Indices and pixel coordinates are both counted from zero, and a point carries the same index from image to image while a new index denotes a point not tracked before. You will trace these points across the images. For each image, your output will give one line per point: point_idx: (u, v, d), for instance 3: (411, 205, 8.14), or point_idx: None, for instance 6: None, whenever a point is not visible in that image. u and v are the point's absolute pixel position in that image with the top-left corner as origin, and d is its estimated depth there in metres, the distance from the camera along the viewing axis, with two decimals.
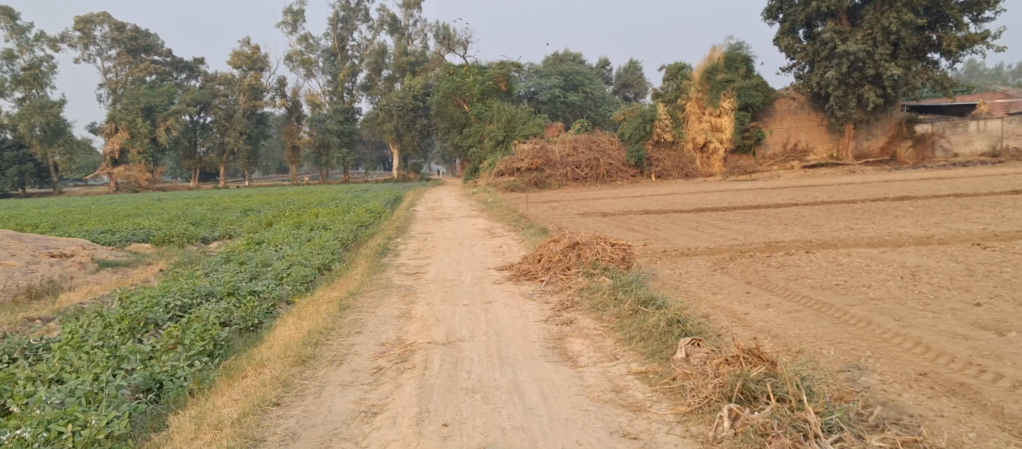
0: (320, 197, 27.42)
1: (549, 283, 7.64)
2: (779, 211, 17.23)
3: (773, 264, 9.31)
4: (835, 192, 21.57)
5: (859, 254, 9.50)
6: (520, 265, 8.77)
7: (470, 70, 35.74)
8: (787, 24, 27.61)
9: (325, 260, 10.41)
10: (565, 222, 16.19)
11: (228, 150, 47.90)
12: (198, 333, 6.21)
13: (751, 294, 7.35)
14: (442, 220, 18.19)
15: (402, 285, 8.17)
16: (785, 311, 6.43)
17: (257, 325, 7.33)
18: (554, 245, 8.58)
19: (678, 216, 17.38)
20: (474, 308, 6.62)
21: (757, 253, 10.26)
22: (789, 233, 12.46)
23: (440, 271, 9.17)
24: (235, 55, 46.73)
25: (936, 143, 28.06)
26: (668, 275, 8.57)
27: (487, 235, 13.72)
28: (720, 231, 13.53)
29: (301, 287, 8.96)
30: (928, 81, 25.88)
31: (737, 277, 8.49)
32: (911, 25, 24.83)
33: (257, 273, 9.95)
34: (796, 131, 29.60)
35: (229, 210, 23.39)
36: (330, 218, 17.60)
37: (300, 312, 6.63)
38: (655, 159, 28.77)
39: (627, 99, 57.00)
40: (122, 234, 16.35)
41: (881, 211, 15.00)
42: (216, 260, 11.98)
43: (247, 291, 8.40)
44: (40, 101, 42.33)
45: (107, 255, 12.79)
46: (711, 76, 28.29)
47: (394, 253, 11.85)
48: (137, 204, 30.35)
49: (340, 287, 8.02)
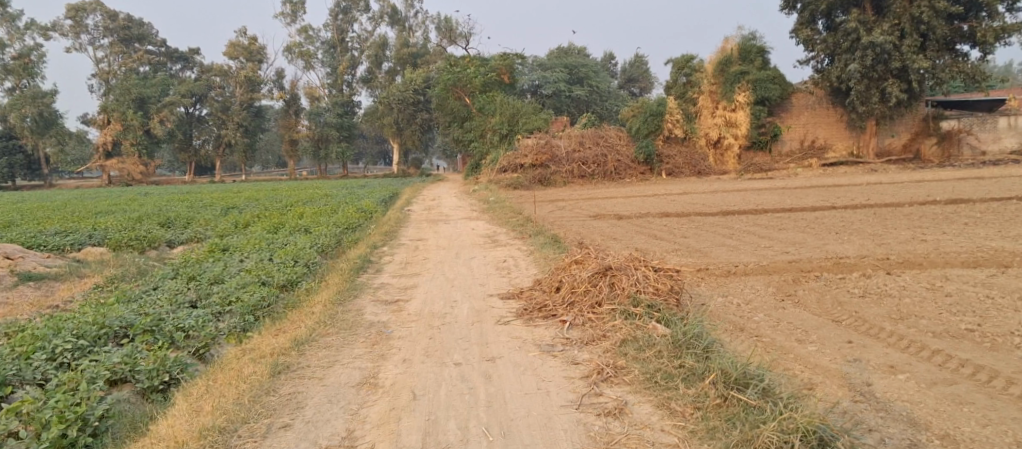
0: (312, 193, 25.46)
1: (573, 326, 5.65)
2: (821, 215, 15.17)
3: (856, 292, 7.27)
4: (871, 193, 19.47)
5: (962, 278, 7.42)
6: (532, 293, 6.74)
7: (472, 61, 33.96)
8: (806, 15, 25.48)
9: (290, 276, 8.40)
10: (574, 227, 14.15)
11: (223, 144, 45.87)
12: (56, 408, 4.23)
13: (856, 347, 5.20)
14: (438, 223, 16.17)
15: (375, 325, 6.06)
16: (928, 381, 4.31)
17: (174, 380, 5.38)
18: (577, 270, 6.49)
19: (706, 220, 15.37)
20: (470, 372, 4.59)
21: (825, 274, 8.27)
22: (850, 245, 10.42)
23: (427, 301, 7.07)
24: (231, 46, 44.75)
25: (963, 140, 25.99)
26: (724, 309, 6.58)
27: (489, 243, 11.73)
28: (762, 241, 11.57)
29: (249, 321, 6.92)
30: (959, 75, 23.64)
31: (818, 314, 6.45)
32: (943, 14, 22.88)
33: (199, 297, 7.93)
34: (814, 127, 27.46)
35: (208, 208, 21.32)
36: (314, 218, 15.59)
37: (214, 379, 4.65)
38: (665, 156, 26.58)
39: (633, 95, 54.88)
40: (75, 236, 14.35)
41: (944, 217, 12.95)
42: (162, 273, 9.92)
43: (174, 328, 6.41)
44: (31, 90, 40.01)
45: (37, 266, 10.65)
46: (725, 69, 26.34)
47: (374, 269, 9.76)
48: (119, 199, 28.25)
49: (295, 325, 6.02)
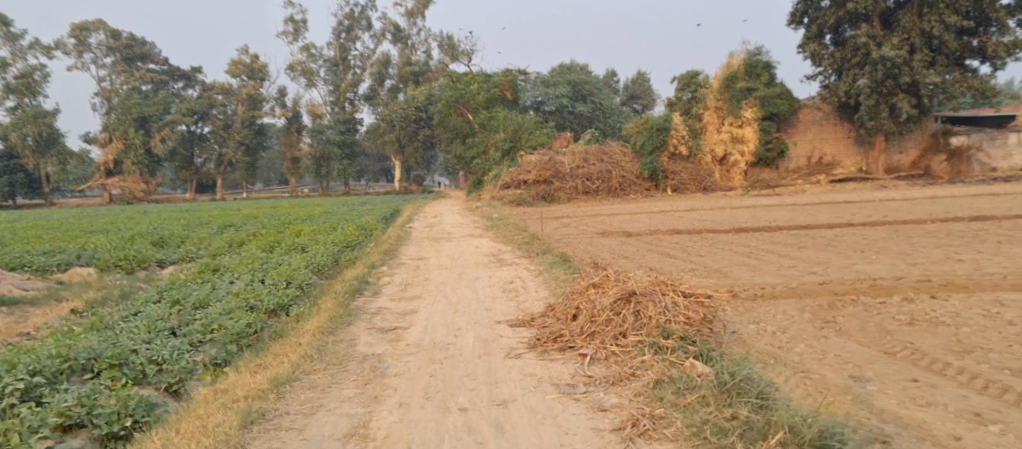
0: (311, 211, 24.77)
1: (595, 360, 5.01)
2: (840, 233, 14.51)
3: (903, 319, 6.53)
4: (886, 210, 18.81)
5: (1019, 305, 6.67)
6: (544, 321, 6.06)
7: (475, 77, 33.42)
8: (813, 28, 24.86)
9: (280, 300, 7.72)
10: (582, 246, 13.46)
11: (225, 162, 45.26)
12: None
13: (924, 387, 4.50)
14: (439, 241, 15.49)
15: (368, 358, 5.33)
16: None
17: (139, 423, 4.69)
18: (596, 295, 5.80)
19: (720, 239, 14.69)
20: (477, 422, 3.97)
21: (864, 299, 7.54)
22: (880, 265, 9.66)
23: (426, 330, 6.34)
24: (233, 63, 44.27)
25: (972, 157, 25.29)
26: (760, 338, 5.89)
27: (493, 263, 11.00)
28: (784, 260, 10.90)
29: (232, 352, 6.22)
30: (970, 91, 23.02)
31: (867, 345, 5.71)
32: (954, 28, 22.26)
33: (180, 324, 7.23)
34: (822, 142, 26.82)
35: (204, 226, 20.67)
36: (310, 236, 14.92)
37: (175, 429, 3.96)
38: (671, 172, 25.74)
39: (636, 111, 54.38)
40: (61, 256, 13.67)
41: (975, 236, 12.21)
42: (144, 296, 9.20)
43: (145, 360, 5.70)
44: (34, 110, 39.50)
45: (10, 289, 9.93)
46: (731, 84, 25.81)
47: (371, 291, 9.06)
48: (116, 218, 27.61)
49: (277, 360, 5.33)
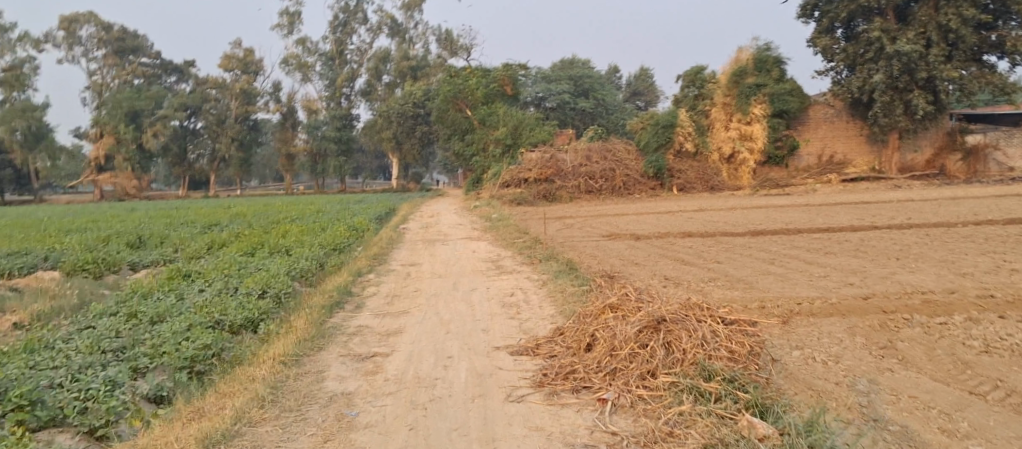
0: (302, 210, 23.74)
1: (619, 405, 4.22)
2: (865, 236, 13.43)
3: (975, 345, 5.53)
4: (907, 211, 17.74)
5: None
6: (550, 347, 5.17)
7: (473, 72, 32.29)
8: (824, 23, 23.65)
9: (249, 314, 6.72)
10: (586, 250, 12.50)
11: (219, 158, 44.11)
12: None
13: None
14: (434, 244, 14.47)
15: (336, 400, 4.46)
16: None
17: None
18: (617, 321, 4.95)
19: (735, 241, 13.57)
20: None
21: (918, 318, 6.44)
22: (925, 275, 8.60)
23: (409, 358, 5.37)
24: (226, 58, 43.19)
25: (989, 156, 24.11)
26: (808, 368, 4.97)
27: (492, 270, 9.98)
28: (813, 268, 9.84)
29: (181, 383, 5.22)
30: (988, 87, 21.96)
31: (942, 379, 4.76)
32: (973, 22, 21.15)
33: (131, 343, 6.21)
34: (832, 141, 25.73)
35: (189, 225, 19.66)
36: (297, 237, 13.89)
37: None
38: (676, 171, 24.66)
39: (638, 108, 53.32)
40: (25, 258, 12.60)
41: (1014, 241, 11.19)
42: (101, 307, 8.16)
43: (70, 397, 4.70)
44: (23, 103, 38.40)
45: None
46: (739, 80, 24.69)
47: (354, 304, 8.05)
48: (104, 217, 26.46)
49: (220, 406, 4.43)
